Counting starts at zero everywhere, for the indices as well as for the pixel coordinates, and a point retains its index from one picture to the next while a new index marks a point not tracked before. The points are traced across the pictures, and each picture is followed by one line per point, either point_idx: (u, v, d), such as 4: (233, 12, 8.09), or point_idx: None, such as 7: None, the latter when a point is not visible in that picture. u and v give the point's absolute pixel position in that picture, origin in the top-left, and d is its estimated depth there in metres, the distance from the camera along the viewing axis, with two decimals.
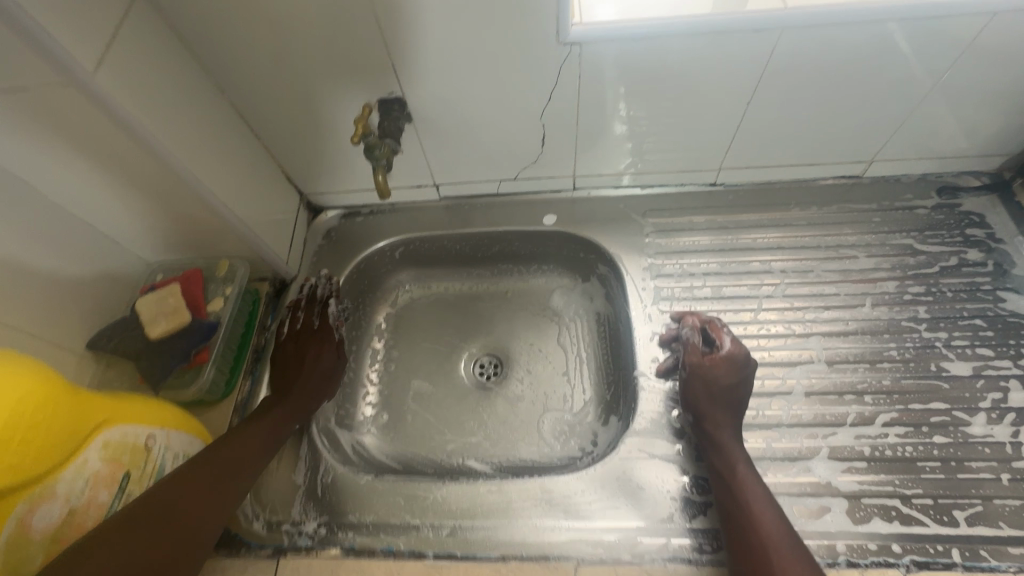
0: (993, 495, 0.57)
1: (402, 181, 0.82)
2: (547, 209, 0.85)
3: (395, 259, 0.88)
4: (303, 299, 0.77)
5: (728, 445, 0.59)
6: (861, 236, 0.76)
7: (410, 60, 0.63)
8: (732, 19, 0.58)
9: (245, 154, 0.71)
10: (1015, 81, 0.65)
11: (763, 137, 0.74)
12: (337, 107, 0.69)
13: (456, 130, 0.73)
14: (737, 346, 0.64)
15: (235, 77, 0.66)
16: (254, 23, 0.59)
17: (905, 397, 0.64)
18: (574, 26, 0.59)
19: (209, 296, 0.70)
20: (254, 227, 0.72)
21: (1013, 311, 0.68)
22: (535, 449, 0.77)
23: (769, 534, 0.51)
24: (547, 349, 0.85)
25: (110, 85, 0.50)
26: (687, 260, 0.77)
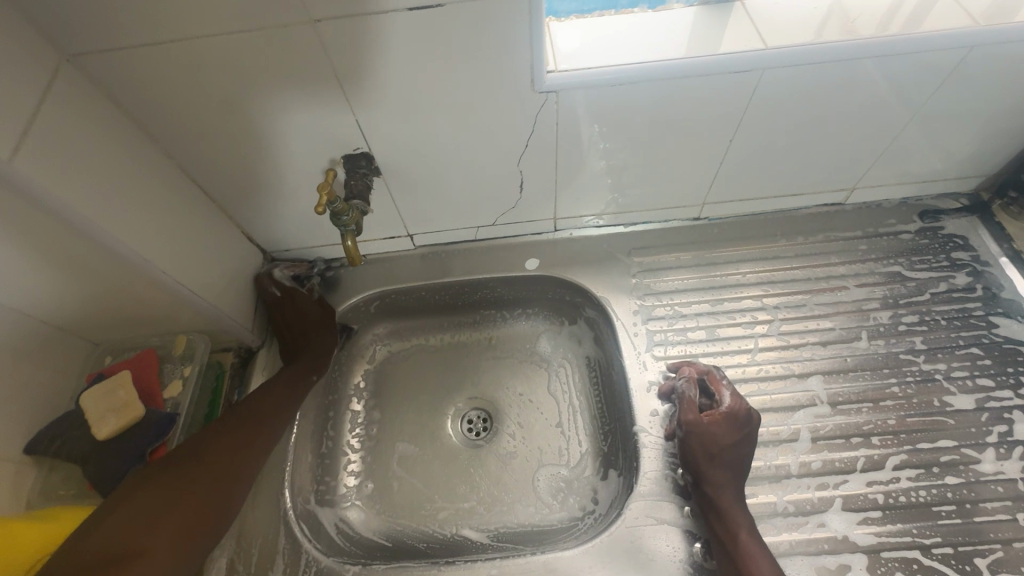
0: (1012, 539, 0.55)
1: (374, 233, 0.77)
2: (529, 252, 0.81)
3: (371, 312, 0.83)
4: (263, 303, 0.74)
5: (730, 509, 0.56)
6: (850, 265, 0.75)
7: (375, 113, 0.59)
8: (711, 62, 0.57)
9: (199, 218, 0.65)
10: (989, 107, 0.65)
11: (746, 171, 0.72)
12: (299, 164, 0.65)
13: (429, 181, 0.69)
14: (737, 401, 0.61)
15: (184, 142, 0.60)
16: (201, 85, 0.55)
17: (911, 437, 0.62)
18: (550, 73, 0.57)
19: (164, 379, 0.64)
20: (215, 298, 0.66)
21: (1007, 337, 0.68)
22: (533, 512, 0.72)
23: None
24: (538, 399, 0.80)
25: (35, 169, 0.44)
26: (678, 301, 0.75)
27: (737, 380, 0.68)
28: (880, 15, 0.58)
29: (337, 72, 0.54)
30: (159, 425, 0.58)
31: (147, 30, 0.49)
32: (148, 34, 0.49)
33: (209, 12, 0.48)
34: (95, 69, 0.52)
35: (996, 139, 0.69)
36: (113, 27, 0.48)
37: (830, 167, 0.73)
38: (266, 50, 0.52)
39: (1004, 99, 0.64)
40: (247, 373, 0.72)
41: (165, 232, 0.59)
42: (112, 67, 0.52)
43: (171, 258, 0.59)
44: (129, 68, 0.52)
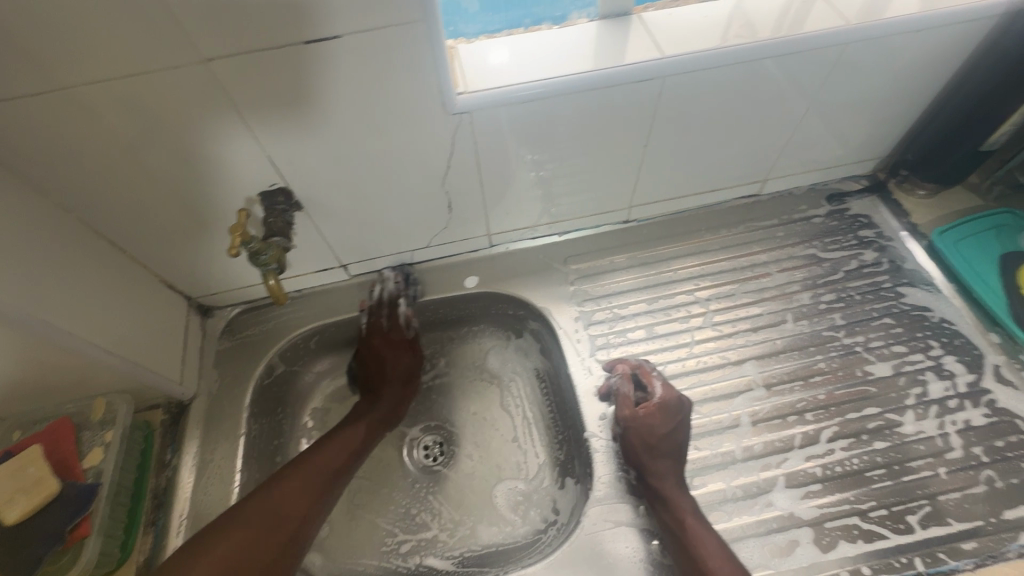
0: (938, 492, 0.59)
1: (305, 267, 0.75)
2: (468, 270, 0.81)
3: (311, 349, 0.80)
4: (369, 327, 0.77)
5: (673, 495, 0.58)
6: (771, 252, 0.79)
7: (287, 149, 0.58)
8: (616, 73, 0.59)
9: (109, 272, 0.61)
10: (874, 95, 0.70)
11: (666, 172, 0.75)
12: (216, 205, 0.62)
13: (354, 211, 0.68)
14: (668, 390, 0.63)
15: (83, 193, 0.57)
16: (95, 132, 0.52)
17: (840, 408, 0.66)
18: (461, 95, 0.57)
19: (83, 448, 0.59)
20: (136, 355, 0.62)
21: (914, 304, 0.73)
22: (496, 531, 0.71)
23: None
24: (492, 416, 0.80)
25: None
26: (617, 303, 0.76)
27: (678, 374, 0.70)
28: (768, 18, 0.62)
29: (242, 110, 0.53)
30: (82, 495, 0.54)
31: (24, 80, 0.46)
32: (26, 84, 0.46)
33: (93, 57, 0.46)
34: None
35: (885, 122, 0.75)
36: None
37: (742, 162, 0.77)
38: (162, 93, 0.50)
39: (887, 86, 0.69)
40: (179, 431, 0.68)
41: (69, 291, 0.55)
42: None
43: (81, 320, 0.55)
44: (10, 122, 0.49)
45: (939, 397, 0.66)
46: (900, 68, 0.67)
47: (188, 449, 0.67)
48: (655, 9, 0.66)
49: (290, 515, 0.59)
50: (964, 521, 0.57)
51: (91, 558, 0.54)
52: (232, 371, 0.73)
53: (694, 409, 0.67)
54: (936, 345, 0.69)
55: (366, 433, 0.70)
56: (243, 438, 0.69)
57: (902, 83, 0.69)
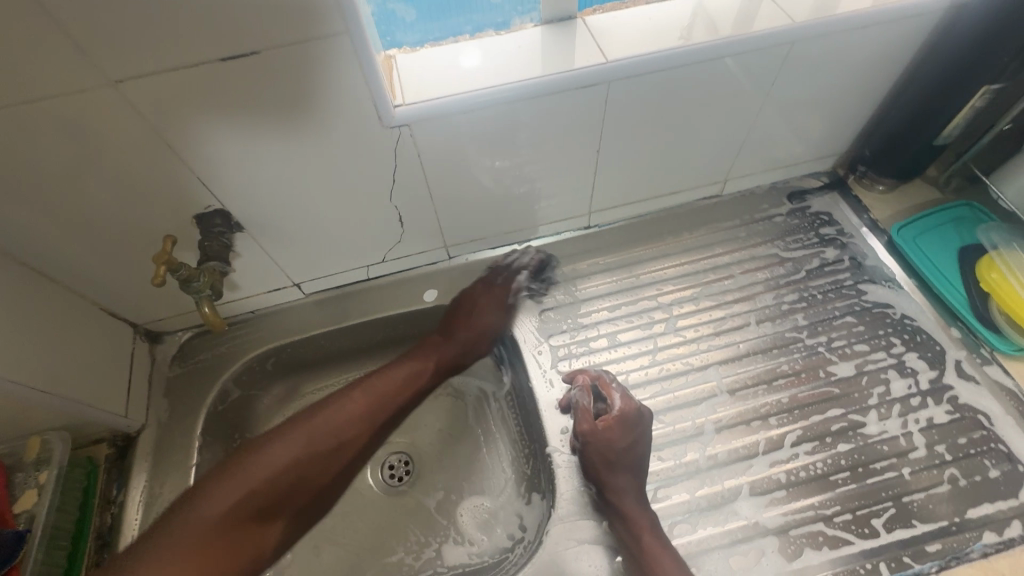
0: (902, 494, 0.59)
1: (255, 288, 0.73)
2: (427, 283, 0.79)
3: (268, 372, 0.77)
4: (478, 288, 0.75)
5: (633, 513, 0.57)
6: (733, 253, 0.78)
7: (221, 170, 0.56)
8: (560, 80, 0.58)
9: (40, 304, 0.58)
10: (828, 92, 0.69)
11: (623, 177, 0.74)
12: (151, 228, 0.60)
13: (301, 229, 0.66)
14: (627, 401, 0.63)
15: (3, 225, 0.54)
16: (8, 160, 0.49)
17: (805, 411, 0.65)
18: (399, 107, 0.55)
19: (15, 492, 0.57)
20: (74, 390, 0.59)
21: (875, 301, 0.72)
22: (463, 552, 0.70)
23: None
24: (458, 431, 0.78)
25: None
26: (580, 312, 0.75)
27: (641, 382, 0.69)
28: (716, 17, 0.61)
29: (166, 129, 0.50)
30: (6, 545, 0.51)
31: None
32: None
33: None
34: None
35: (842, 118, 0.74)
36: None
37: (700, 163, 0.76)
38: (75, 117, 0.47)
39: (841, 82, 0.68)
40: (125, 466, 0.65)
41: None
42: None
43: (10, 358, 0.52)
44: None
45: (902, 395, 0.65)
46: (852, 64, 0.66)
47: (135, 484, 0.64)
48: (602, 12, 0.64)
49: (325, 448, 0.62)
50: (929, 522, 0.57)
51: None
52: (183, 399, 0.71)
53: (658, 418, 0.66)
54: (898, 342, 0.69)
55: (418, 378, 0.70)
56: (195, 471, 0.66)
57: (855, 79, 0.68)
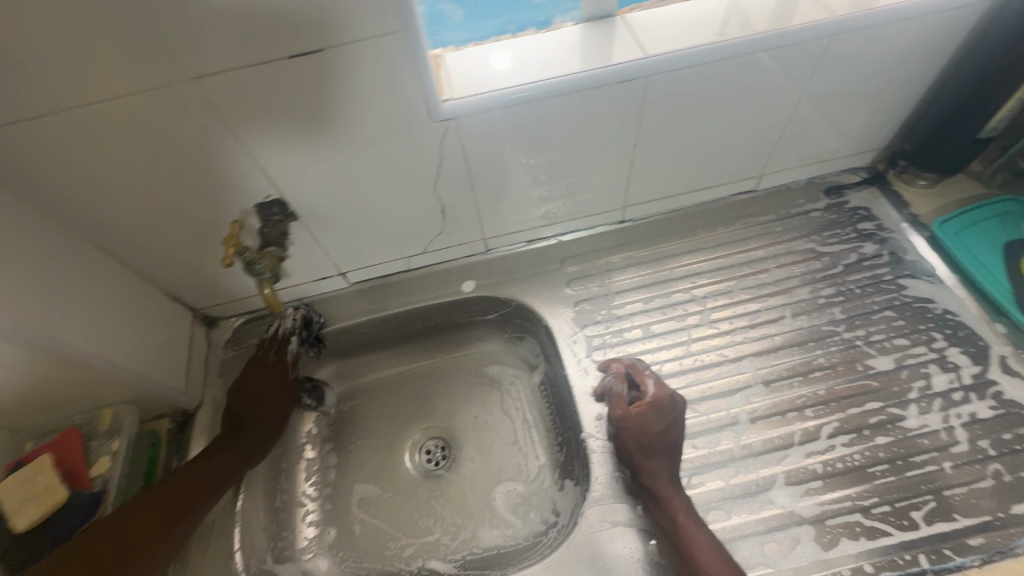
0: (943, 487, 0.58)
1: (304, 277, 0.76)
2: (465, 274, 0.81)
3: (312, 357, 0.81)
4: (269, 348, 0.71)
5: (666, 494, 0.58)
6: (768, 248, 0.79)
7: (280, 161, 0.59)
8: (599, 75, 0.60)
9: (113, 285, 0.63)
10: (868, 86, 0.69)
11: (658, 171, 0.75)
12: (212, 217, 0.64)
13: (349, 220, 0.69)
14: (661, 388, 0.63)
15: (85, 211, 0.59)
16: (94, 150, 0.54)
17: (842, 404, 0.65)
18: (446, 102, 0.58)
19: (90, 457, 0.60)
20: (139, 367, 0.64)
21: (915, 296, 0.72)
22: (497, 534, 0.72)
23: None
24: (492, 417, 0.81)
25: None
26: (614, 303, 0.76)
27: (675, 372, 0.70)
28: (755, 13, 0.63)
29: (232, 125, 0.55)
30: (85, 506, 0.56)
31: (23, 104, 0.48)
32: (26, 107, 0.48)
33: (88, 79, 0.48)
34: None
35: (881, 112, 0.74)
36: None
37: (735, 158, 0.76)
38: (154, 111, 0.52)
39: (879, 76, 0.68)
40: (184, 440, 0.70)
41: (74, 303, 0.56)
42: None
43: (85, 333, 0.57)
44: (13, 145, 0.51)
45: (943, 390, 0.64)
46: (893, 57, 0.66)
47: (194, 457, 0.68)
48: (640, 10, 0.66)
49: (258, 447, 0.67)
50: (970, 516, 0.56)
51: None
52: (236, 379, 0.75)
53: (692, 407, 0.66)
54: (939, 337, 0.68)
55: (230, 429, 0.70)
56: None
57: (895, 72, 0.68)
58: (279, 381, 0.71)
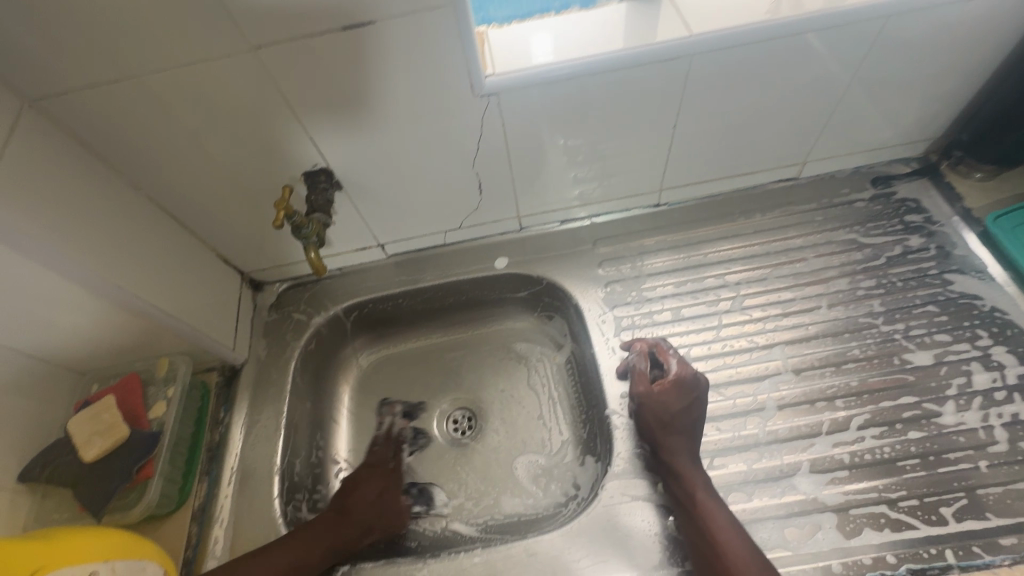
0: (976, 486, 0.57)
1: (345, 246, 0.80)
2: (499, 251, 0.83)
3: (350, 325, 0.84)
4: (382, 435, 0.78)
5: (686, 470, 0.58)
6: (807, 237, 0.77)
7: (329, 133, 0.62)
8: (640, 53, 0.60)
9: (173, 244, 0.68)
10: (925, 70, 0.67)
11: (697, 156, 0.75)
12: (263, 184, 0.68)
13: (391, 193, 0.72)
14: (683, 367, 0.64)
15: (152, 173, 0.63)
16: (162, 115, 0.58)
17: (874, 396, 0.64)
18: (489, 77, 0.60)
19: (149, 402, 0.66)
20: (195, 321, 0.68)
21: (962, 292, 0.69)
22: (518, 502, 0.74)
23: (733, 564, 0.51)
24: (518, 391, 0.82)
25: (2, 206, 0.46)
26: (645, 286, 0.77)
27: (702, 356, 0.70)
28: None
29: (286, 96, 0.58)
30: (145, 443, 0.61)
31: (102, 69, 0.52)
32: (105, 72, 0.53)
33: (160, 47, 0.52)
34: (59, 110, 0.55)
35: (936, 100, 0.71)
36: (71, 68, 0.52)
37: (777, 144, 0.75)
38: (217, 79, 0.55)
39: (937, 61, 0.66)
40: (231, 393, 0.74)
41: (138, 257, 0.61)
42: (75, 106, 0.55)
43: (146, 283, 0.61)
44: (93, 108, 0.55)
45: (984, 388, 0.62)
46: (954, 41, 0.63)
47: (239, 409, 0.73)
48: None
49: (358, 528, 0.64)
50: (1003, 517, 0.55)
51: (153, 498, 0.60)
52: (280, 340, 0.79)
53: (719, 391, 0.67)
54: (985, 335, 0.66)
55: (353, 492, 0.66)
56: (287, 400, 0.74)
57: (955, 57, 0.65)
58: (383, 465, 0.72)
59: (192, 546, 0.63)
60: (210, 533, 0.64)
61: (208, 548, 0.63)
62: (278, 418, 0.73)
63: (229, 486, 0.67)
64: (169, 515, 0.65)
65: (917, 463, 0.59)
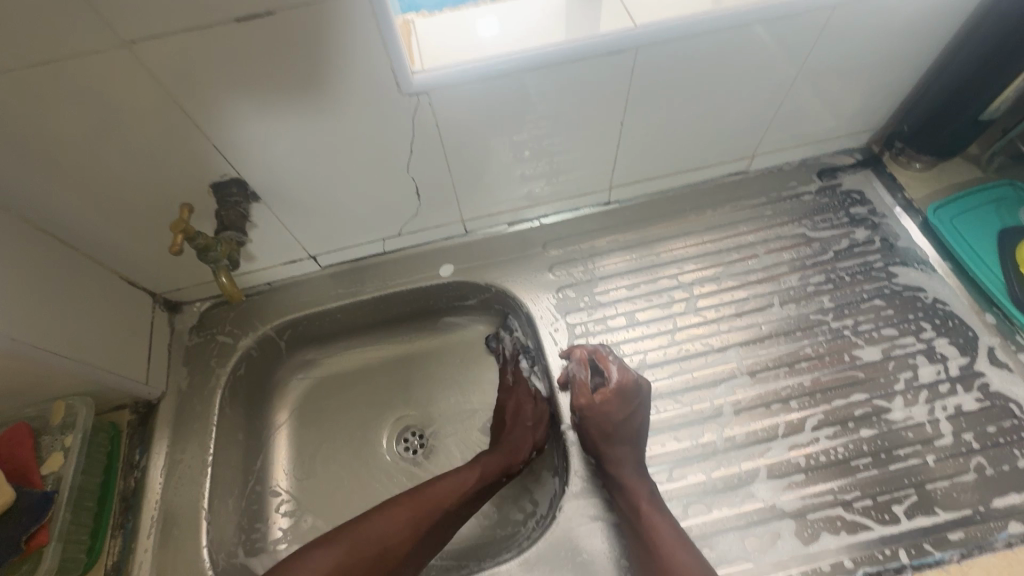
0: (926, 481, 0.57)
1: (271, 260, 0.72)
2: (443, 258, 0.77)
3: (284, 344, 0.77)
4: (506, 359, 0.77)
5: (631, 482, 0.57)
6: (757, 232, 0.76)
7: (237, 138, 0.55)
8: (582, 46, 0.55)
9: (62, 272, 0.59)
10: (868, 61, 0.65)
11: (646, 152, 0.72)
12: (165, 197, 0.59)
13: (318, 202, 0.65)
14: (625, 373, 0.63)
15: (25, 191, 0.54)
16: (25, 121, 0.48)
17: (827, 394, 0.63)
18: (417, 74, 0.54)
19: (42, 453, 0.57)
20: (95, 357, 0.60)
21: (906, 284, 0.70)
22: (475, 524, 0.69)
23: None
24: (471, 405, 0.78)
25: None
26: (599, 290, 0.73)
27: (658, 362, 0.67)
28: None
29: (180, 99, 0.50)
30: (37, 506, 0.52)
31: None
32: None
33: (8, 42, 0.42)
34: None
35: (879, 90, 0.70)
36: None
37: (727, 137, 0.73)
38: (89, 78, 0.46)
39: (880, 52, 0.64)
40: (148, 432, 0.66)
41: (16, 292, 0.52)
42: None
43: (25, 320, 0.52)
44: None
45: (929, 381, 0.63)
46: (897, 32, 0.62)
47: (158, 449, 0.65)
48: None
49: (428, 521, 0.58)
50: (952, 510, 0.55)
51: (49, 568, 0.53)
52: (202, 366, 0.71)
53: (675, 398, 0.65)
54: (928, 327, 0.67)
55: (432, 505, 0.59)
56: (214, 434, 0.67)
57: (899, 48, 0.64)
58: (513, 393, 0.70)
59: None
60: None
61: None
62: (204, 455, 0.66)
63: (148, 539, 0.60)
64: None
65: (871, 460, 0.59)
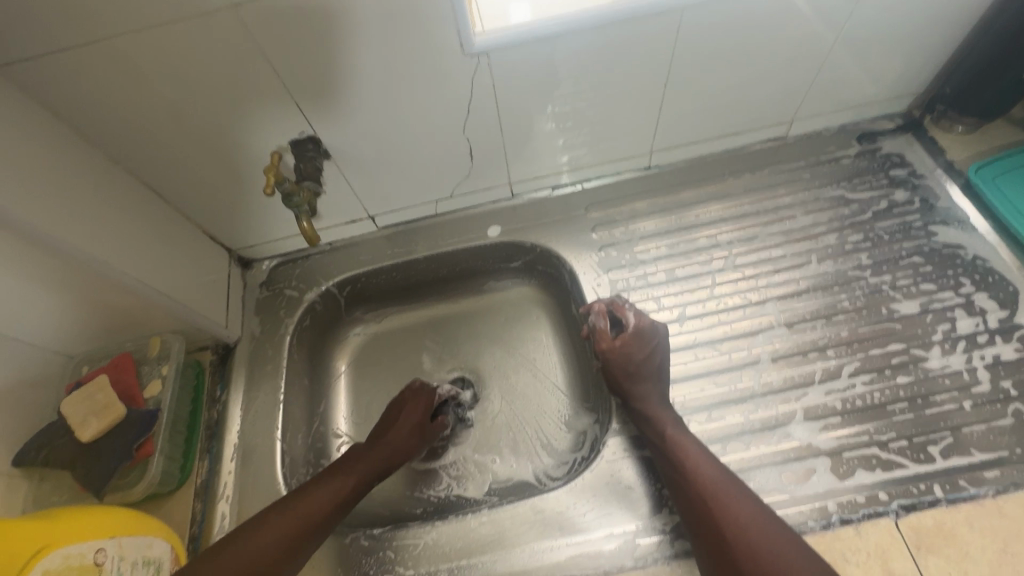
0: (962, 424, 0.59)
1: (334, 220, 0.79)
2: (490, 220, 0.82)
3: (343, 300, 0.83)
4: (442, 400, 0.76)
5: (654, 411, 0.61)
6: (796, 194, 0.78)
7: (316, 97, 0.61)
8: (628, 9, 0.58)
9: (160, 222, 0.66)
10: (906, 28, 0.67)
11: (686, 119, 0.75)
12: (248, 156, 0.66)
13: (381, 161, 0.71)
14: (641, 318, 0.67)
15: (132, 147, 0.61)
16: (137, 80, 0.55)
17: (864, 344, 0.66)
18: (478, 36, 0.58)
19: (143, 381, 0.65)
20: (188, 300, 0.67)
21: (945, 242, 0.71)
22: (527, 465, 0.75)
23: (706, 485, 0.53)
24: (516, 360, 0.82)
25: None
26: (639, 248, 0.77)
27: (698, 315, 0.71)
28: None
29: (270, 61, 0.56)
30: (143, 421, 0.61)
31: (71, 32, 0.49)
32: (67, 36, 0.49)
33: (128, 7, 0.49)
34: (28, 79, 0.52)
35: (920, 55, 0.72)
36: (36, 32, 0.48)
37: (766, 102, 0.75)
38: (193, 41, 0.53)
39: (919, 19, 0.66)
40: (226, 371, 0.73)
41: (129, 236, 0.60)
42: (41, 73, 0.52)
43: (137, 261, 0.60)
44: (63, 75, 0.52)
45: (968, 332, 0.65)
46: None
47: (236, 386, 0.72)
48: None
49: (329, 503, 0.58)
50: (987, 451, 0.57)
51: (154, 475, 0.61)
52: (272, 317, 0.78)
53: (713, 346, 0.68)
54: (968, 283, 0.68)
55: (341, 480, 0.60)
56: (283, 378, 0.73)
57: (937, 12, 0.66)
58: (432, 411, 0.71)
59: (198, 522, 0.64)
60: (215, 508, 0.64)
61: (214, 523, 0.64)
62: (276, 394, 0.72)
63: (231, 463, 0.67)
64: (173, 492, 0.65)
65: (906, 405, 0.61)
